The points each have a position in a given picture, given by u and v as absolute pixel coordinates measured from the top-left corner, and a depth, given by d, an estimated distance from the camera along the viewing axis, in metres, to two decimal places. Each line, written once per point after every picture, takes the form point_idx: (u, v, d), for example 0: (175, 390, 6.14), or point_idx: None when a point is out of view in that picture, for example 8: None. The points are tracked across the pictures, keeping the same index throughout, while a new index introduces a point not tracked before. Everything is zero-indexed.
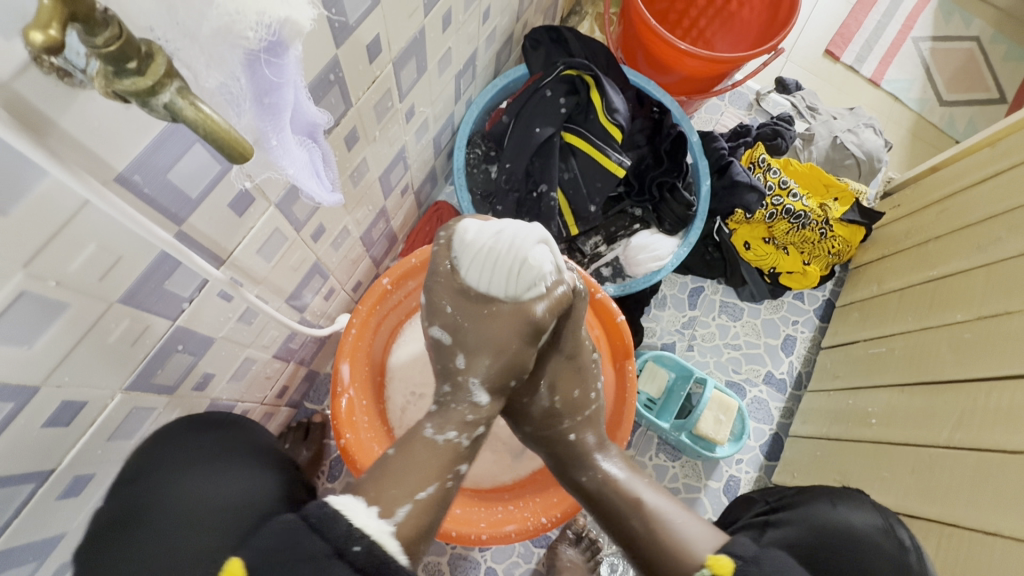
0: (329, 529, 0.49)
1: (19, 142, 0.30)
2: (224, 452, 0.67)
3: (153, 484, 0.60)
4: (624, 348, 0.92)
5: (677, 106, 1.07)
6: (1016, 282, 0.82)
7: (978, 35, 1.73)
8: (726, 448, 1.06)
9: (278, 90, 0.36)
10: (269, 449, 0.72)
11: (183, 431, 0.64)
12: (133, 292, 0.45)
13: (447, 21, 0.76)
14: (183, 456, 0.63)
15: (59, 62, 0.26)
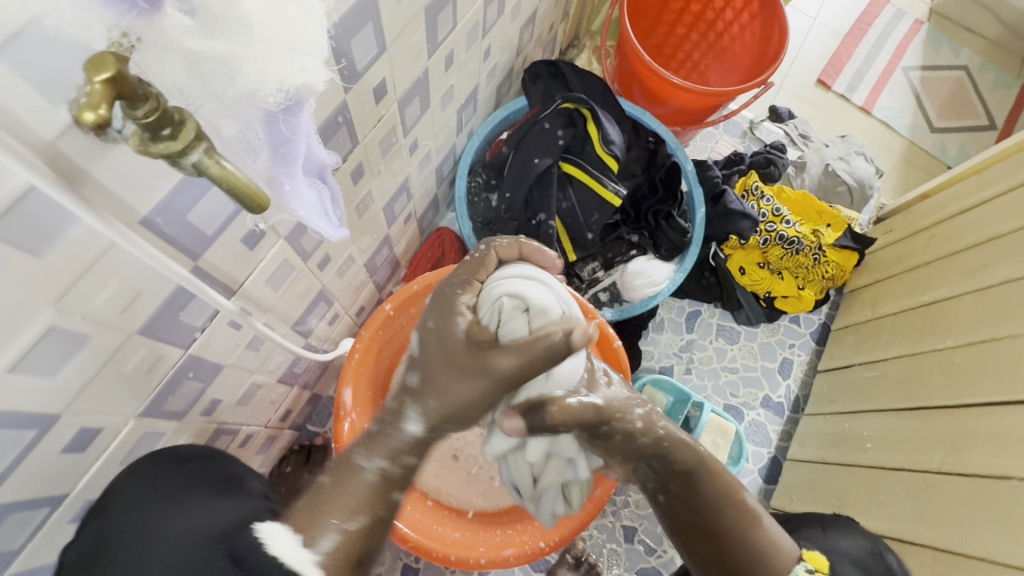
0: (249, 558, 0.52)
1: (56, 194, 0.33)
2: (197, 484, 0.62)
3: (121, 517, 0.55)
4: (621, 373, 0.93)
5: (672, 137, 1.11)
6: (1005, 308, 0.84)
7: (966, 64, 1.78)
8: None
9: (293, 141, 0.39)
10: (248, 478, 0.68)
11: (159, 460, 0.60)
12: (150, 324, 0.48)
13: (449, 61, 0.80)
14: (160, 487, 0.59)
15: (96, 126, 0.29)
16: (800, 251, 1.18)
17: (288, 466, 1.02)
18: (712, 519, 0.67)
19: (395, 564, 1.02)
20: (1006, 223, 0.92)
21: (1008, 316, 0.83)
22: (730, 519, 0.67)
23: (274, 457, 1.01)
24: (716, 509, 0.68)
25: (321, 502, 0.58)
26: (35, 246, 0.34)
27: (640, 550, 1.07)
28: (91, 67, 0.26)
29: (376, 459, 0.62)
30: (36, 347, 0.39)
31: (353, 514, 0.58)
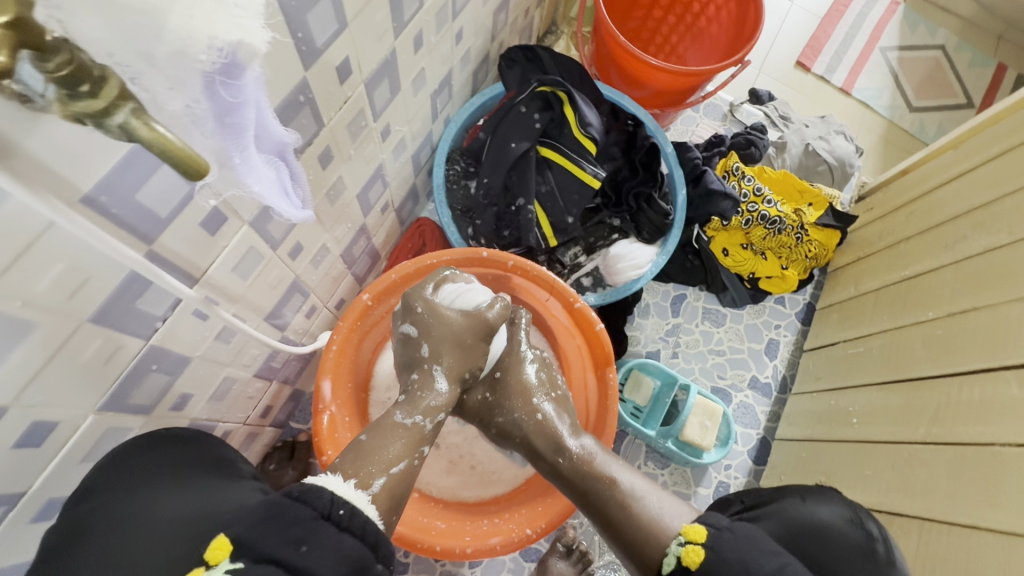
0: (312, 499, 0.51)
1: None
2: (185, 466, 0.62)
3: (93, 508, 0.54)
4: (604, 356, 0.92)
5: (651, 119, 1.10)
6: (984, 278, 0.84)
7: (943, 44, 1.79)
8: (713, 453, 1.06)
9: (238, 109, 0.37)
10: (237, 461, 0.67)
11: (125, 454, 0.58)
12: (104, 312, 0.46)
13: (418, 43, 0.79)
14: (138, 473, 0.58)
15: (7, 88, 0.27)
16: (783, 231, 1.17)
17: (272, 463, 1.00)
18: (604, 514, 0.71)
19: None
20: (984, 194, 0.92)
21: (986, 285, 0.83)
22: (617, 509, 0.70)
23: (257, 455, 0.99)
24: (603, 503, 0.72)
25: (364, 452, 0.65)
26: None
27: None
28: None
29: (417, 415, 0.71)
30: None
31: (395, 462, 0.65)
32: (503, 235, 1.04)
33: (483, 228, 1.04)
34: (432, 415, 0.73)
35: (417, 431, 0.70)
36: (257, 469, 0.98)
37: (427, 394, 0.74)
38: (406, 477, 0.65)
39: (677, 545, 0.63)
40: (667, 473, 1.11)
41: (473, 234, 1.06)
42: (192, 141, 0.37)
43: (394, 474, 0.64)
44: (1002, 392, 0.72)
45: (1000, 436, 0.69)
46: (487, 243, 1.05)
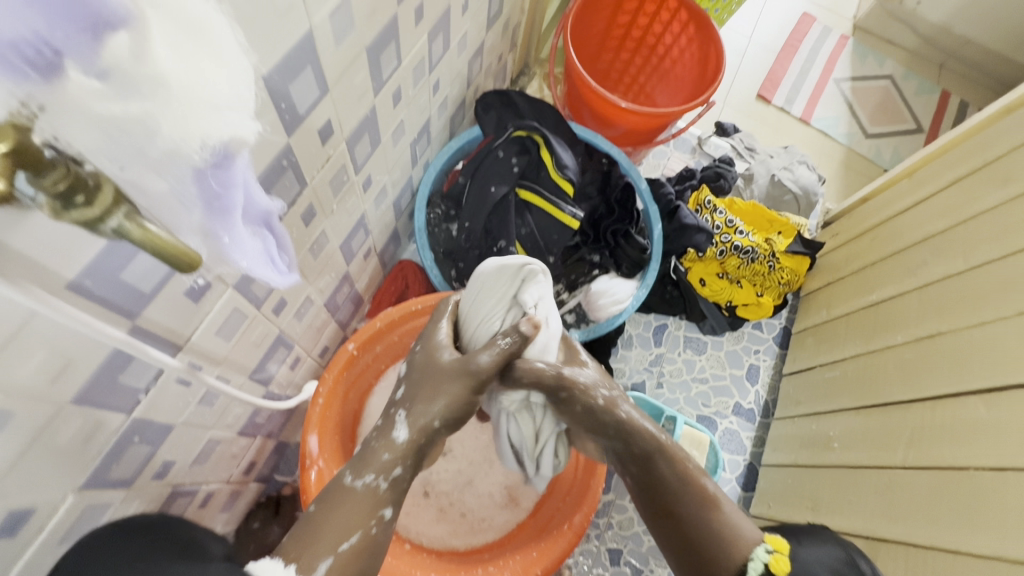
0: None
1: None
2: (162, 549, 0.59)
3: None
4: None
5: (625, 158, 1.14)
6: (947, 303, 0.88)
7: (891, 73, 1.91)
8: None
9: (227, 194, 0.37)
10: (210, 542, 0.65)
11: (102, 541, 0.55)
12: (86, 391, 0.45)
13: (397, 97, 0.81)
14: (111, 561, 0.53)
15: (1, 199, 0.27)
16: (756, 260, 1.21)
17: (256, 521, 0.97)
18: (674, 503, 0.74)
19: None
20: (940, 222, 0.97)
21: (949, 311, 0.87)
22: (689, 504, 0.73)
23: (240, 513, 0.96)
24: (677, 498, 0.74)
25: (318, 526, 0.60)
26: None
27: (627, 572, 1.06)
28: None
29: (367, 475, 0.64)
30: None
31: (350, 533, 0.60)
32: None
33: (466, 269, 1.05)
34: (385, 473, 0.65)
35: (373, 493, 0.63)
36: (241, 529, 0.95)
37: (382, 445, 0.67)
38: (360, 551, 0.60)
39: (765, 552, 0.68)
40: None
41: (456, 276, 1.07)
42: (180, 230, 0.37)
43: (342, 553, 0.58)
44: (972, 415, 0.75)
45: (974, 460, 0.72)
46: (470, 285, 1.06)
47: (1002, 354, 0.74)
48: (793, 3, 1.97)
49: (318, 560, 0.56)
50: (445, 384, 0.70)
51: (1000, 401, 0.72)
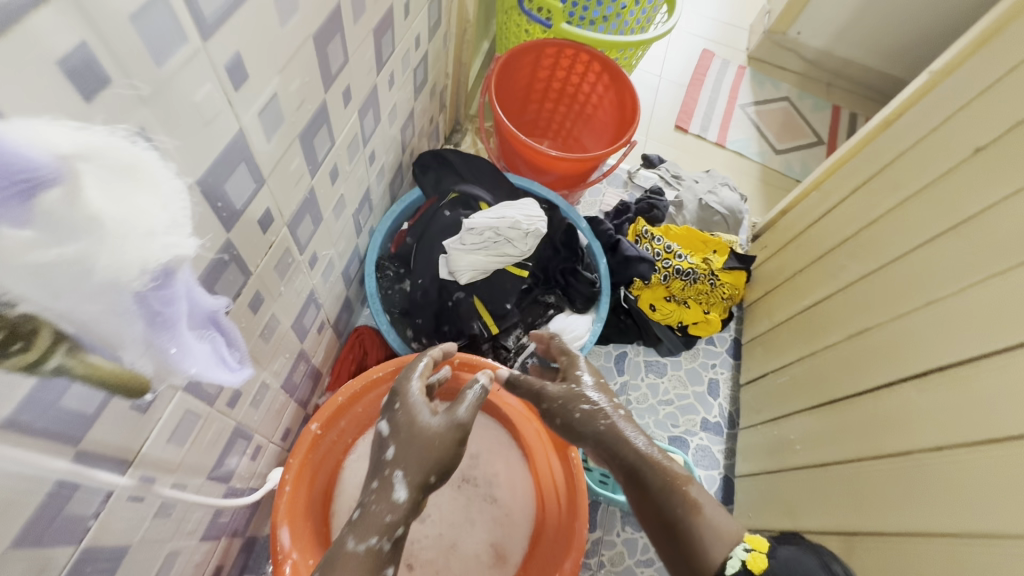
0: None
1: None
2: None
3: None
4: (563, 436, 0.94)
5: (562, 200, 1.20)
6: (869, 300, 0.96)
7: (787, 95, 2.12)
8: None
9: (170, 308, 0.38)
10: None
11: None
12: (28, 533, 0.42)
13: (335, 175, 0.83)
14: None
15: None
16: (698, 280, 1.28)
17: None
18: (665, 512, 0.73)
19: None
20: (849, 227, 1.08)
21: (870, 307, 0.95)
22: (675, 504, 0.73)
23: None
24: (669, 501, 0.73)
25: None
26: None
27: None
28: None
29: (368, 538, 0.68)
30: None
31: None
32: (445, 330, 1.06)
33: (424, 328, 1.05)
34: (386, 534, 0.69)
35: (375, 554, 0.67)
36: None
37: (383, 508, 0.70)
38: None
39: (742, 549, 0.65)
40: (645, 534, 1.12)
41: (415, 334, 1.06)
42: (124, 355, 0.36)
43: None
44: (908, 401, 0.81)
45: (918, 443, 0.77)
46: (429, 342, 1.05)
47: (922, 342, 0.82)
48: (693, 42, 2.18)
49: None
50: (436, 438, 0.74)
51: (930, 387, 0.79)
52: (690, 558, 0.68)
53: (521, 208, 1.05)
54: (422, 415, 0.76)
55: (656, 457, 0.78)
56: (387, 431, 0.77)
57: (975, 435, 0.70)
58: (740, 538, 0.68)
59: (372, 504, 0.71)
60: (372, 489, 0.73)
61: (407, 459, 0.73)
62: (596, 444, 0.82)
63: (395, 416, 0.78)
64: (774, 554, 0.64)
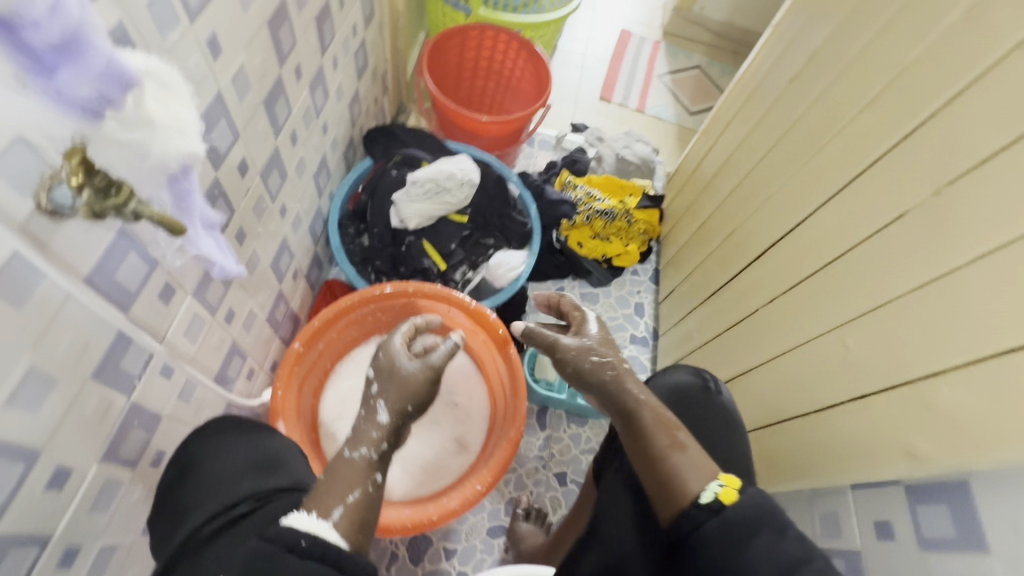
0: (284, 536, 0.60)
1: (33, 257, 0.48)
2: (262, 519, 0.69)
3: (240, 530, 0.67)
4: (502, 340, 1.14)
5: (492, 157, 1.42)
6: (732, 211, 1.20)
7: (699, 64, 2.38)
8: None
9: (189, 197, 0.57)
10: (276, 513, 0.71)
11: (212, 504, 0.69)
12: (100, 370, 0.61)
13: (294, 139, 1.02)
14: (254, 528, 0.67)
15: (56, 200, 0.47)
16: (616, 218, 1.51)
17: None
18: (651, 446, 0.75)
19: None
20: (719, 157, 1.31)
21: (734, 215, 1.19)
22: (659, 441, 0.75)
23: None
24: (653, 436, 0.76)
25: (323, 488, 0.72)
26: (19, 300, 0.48)
27: (573, 487, 1.28)
28: (65, 157, 0.45)
29: (360, 449, 0.77)
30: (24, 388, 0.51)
31: (351, 490, 0.71)
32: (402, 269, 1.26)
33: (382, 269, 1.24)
34: (375, 446, 0.78)
35: (363, 463, 0.76)
36: None
37: (370, 425, 0.81)
38: (361, 506, 0.71)
39: (715, 483, 0.66)
40: (587, 428, 1.35)
41: (377, 276, 1.26)
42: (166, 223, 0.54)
43: (349, 505, 0.69)
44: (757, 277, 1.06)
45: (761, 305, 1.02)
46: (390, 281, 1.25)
47: (763, 231, 1.06)
48: (613, 22, 2.42)
49: (331, 509, 0.68)
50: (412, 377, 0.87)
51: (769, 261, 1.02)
52: (669, 482, 0.70)
53: (457, 164, 1.25)
54: (401, 358, 0.90)
55: (648, 399, 0.81)
56: (375, 372, 0.90)
57: (790, 285, 0.95)
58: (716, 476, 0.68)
59: (363, 422, 0.81)
60: (360, 417, 0.83)
61: (389, 391, 0.85)
62: (599, 393, 0.85)
63: (380, 360, 0.91)
64: (748, 490, 0.64)
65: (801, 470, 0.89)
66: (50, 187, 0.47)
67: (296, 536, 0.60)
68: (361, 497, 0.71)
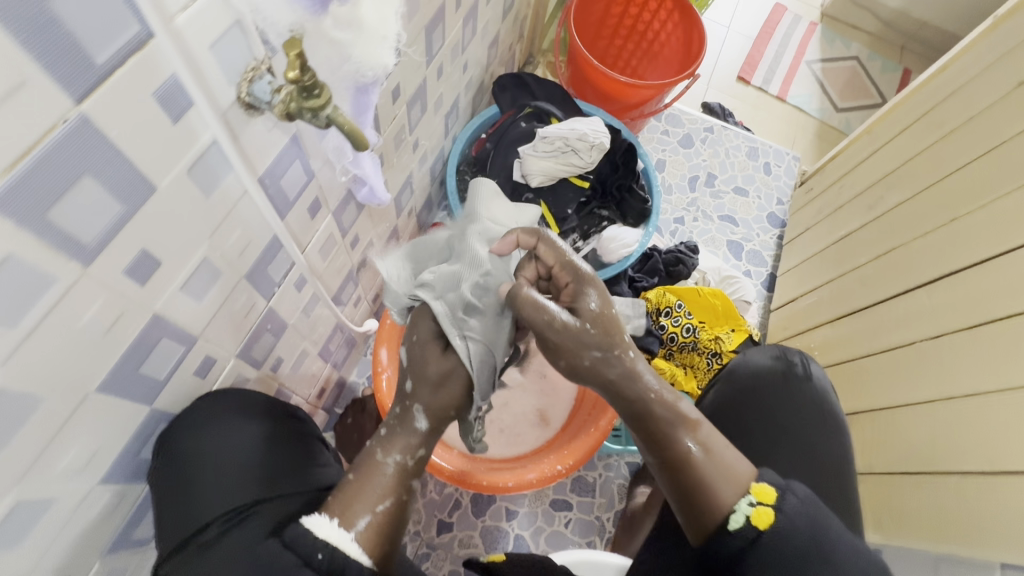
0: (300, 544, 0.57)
1: (249, 178, 0.53)
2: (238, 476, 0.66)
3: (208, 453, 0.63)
4: None
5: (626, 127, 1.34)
6: (900, 224, 1.04)
7: (857, 55, 2.09)
8: None
9: (365, 114, 0.56)
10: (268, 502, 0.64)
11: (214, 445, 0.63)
12: (252, 270, 0.62)
13: (439, 72, 0.98)
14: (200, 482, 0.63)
15: (253, 100, 0.47)
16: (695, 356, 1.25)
17: (350, 417, 1.18)
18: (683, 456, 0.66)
19: (430, 522, 1.16)
20: (894, 163, 1.15)
21: (896, 235, 1.04)
22: (702, 483, 0.64)
23: None
24: (675, 440, 0.67)
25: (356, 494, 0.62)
26: (207, 188, 0.48)
27: None
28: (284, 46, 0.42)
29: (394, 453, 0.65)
30: (128, 312, 0.45)
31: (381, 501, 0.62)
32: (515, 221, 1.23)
33: None
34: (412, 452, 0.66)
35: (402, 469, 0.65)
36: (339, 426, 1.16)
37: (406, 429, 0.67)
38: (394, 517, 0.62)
39: (748, 504, 0.62)
40: None
41: None
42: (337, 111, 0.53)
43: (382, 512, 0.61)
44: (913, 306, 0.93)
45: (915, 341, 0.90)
46: None
47: (942, 253, 0.91)
48: None
49: (358, 516, 0.60)
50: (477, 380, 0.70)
51: (939, 289, 0.89)
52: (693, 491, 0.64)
53: (589, 124, 1.18)
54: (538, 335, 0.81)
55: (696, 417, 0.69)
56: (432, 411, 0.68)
57: (969, 324, 0.82)
58: (746, 489, 0.64)
59: (395, 426, 0.67)
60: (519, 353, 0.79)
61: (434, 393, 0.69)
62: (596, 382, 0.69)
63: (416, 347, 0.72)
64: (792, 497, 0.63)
65: (907, 525, 0.83)
66: (251, 79, 0.46)
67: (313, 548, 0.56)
68: (393, 512, 0.62)
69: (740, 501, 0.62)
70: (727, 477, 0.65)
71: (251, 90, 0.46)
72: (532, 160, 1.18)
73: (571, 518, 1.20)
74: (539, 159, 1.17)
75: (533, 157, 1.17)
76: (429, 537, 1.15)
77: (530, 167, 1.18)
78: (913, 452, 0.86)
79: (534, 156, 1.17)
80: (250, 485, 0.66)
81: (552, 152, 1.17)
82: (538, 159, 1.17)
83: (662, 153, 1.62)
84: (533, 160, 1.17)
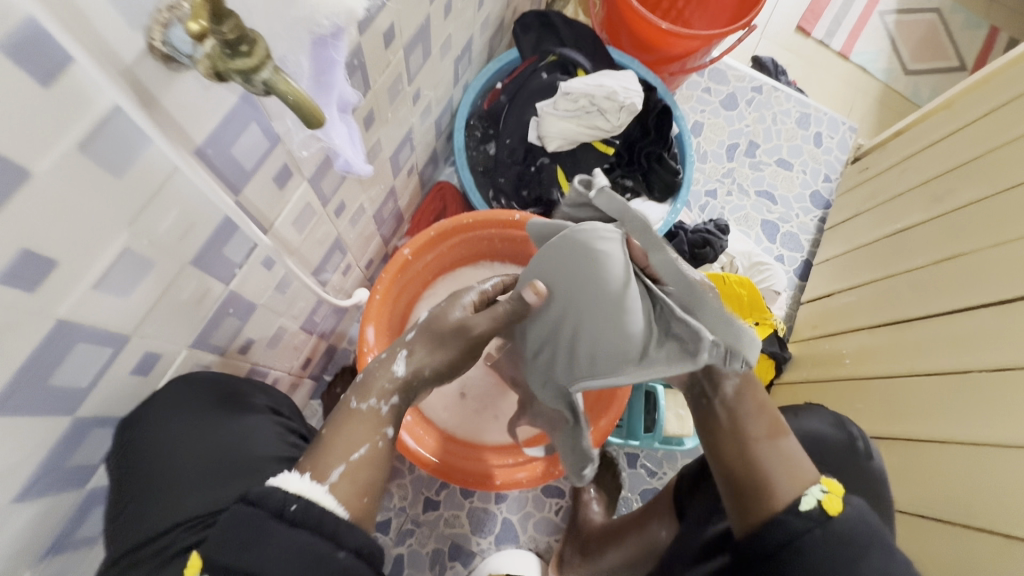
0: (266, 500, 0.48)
1: (179, 153, 0.41)
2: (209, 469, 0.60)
3: (159, 439, 0.56)
4: None
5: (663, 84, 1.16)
6: (971, 225, 0.89)
7: (939, 6, 1.81)
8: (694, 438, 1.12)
9: (332, 68, 0.45)
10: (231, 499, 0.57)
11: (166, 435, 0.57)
12: (201, 255, 0.52)
13: (448, 9, 0.82)
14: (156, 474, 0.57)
15: (171, 53, 0.35)
16: None
17: (339, 386, 1.12)
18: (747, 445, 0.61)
19: (417, 498, 1.13)
20: (974, 150, 0.98)
21: (963, 240, 0.90)
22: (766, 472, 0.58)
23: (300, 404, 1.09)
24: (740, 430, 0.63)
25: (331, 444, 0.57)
26: (116, 167, 0.37)
27: (641, 473, 1.18)
28: None
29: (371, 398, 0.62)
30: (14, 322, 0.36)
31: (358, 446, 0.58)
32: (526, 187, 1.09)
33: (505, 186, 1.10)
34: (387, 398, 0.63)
35: (373, 415, 0.61)
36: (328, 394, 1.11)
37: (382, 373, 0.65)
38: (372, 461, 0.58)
39: (816, 488, 0.55)
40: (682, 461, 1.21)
41: (495, 194, 1.11)
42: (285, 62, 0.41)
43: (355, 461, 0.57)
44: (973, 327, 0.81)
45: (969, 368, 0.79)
46: (507, 201, 1.11)
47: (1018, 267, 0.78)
48: None
49: (331, 468, 0.55)
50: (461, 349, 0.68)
51: (1010, 311, 0.76)
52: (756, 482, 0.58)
53: (620, 79, 1.01)
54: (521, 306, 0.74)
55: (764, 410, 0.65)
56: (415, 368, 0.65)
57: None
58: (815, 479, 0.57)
59: (374, 369, 0.65)
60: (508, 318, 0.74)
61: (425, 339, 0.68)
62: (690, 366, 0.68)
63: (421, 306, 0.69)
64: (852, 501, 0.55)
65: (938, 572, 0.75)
66: (165, 22, 0.34)
67: (283, 501, 0.48)
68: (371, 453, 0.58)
69: (810, 487, 0.56)
70: (795, 467, 0.59)
71: (163, 41, 0.34)
72: (550, 122, 1.03)
73: (563, 506, 1.16)
74: (558, 120, 1.02)
75: (551, 117, 1.02)
76: (415, 513, 1.12)
77: (547, 129, 1.03)
78: (952, 490, 0.77)
79: (553, 116, 1.02)
80: (221, 481, 0.59)
81: (573, 111, 1.02)
82: (558, 119, 1.02)
83: (699, 116, 1.44)
84: (551, 122, 1.02)
